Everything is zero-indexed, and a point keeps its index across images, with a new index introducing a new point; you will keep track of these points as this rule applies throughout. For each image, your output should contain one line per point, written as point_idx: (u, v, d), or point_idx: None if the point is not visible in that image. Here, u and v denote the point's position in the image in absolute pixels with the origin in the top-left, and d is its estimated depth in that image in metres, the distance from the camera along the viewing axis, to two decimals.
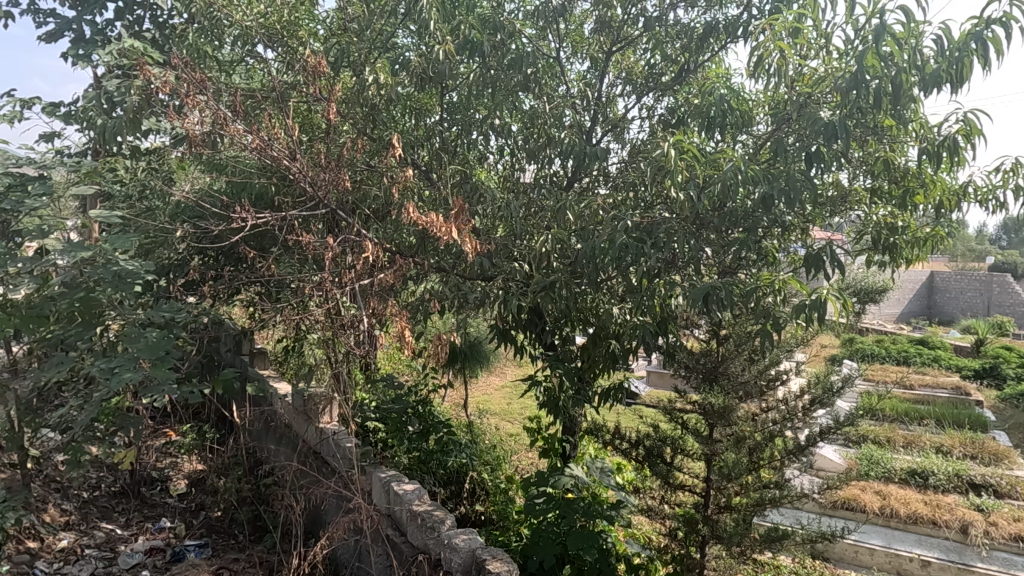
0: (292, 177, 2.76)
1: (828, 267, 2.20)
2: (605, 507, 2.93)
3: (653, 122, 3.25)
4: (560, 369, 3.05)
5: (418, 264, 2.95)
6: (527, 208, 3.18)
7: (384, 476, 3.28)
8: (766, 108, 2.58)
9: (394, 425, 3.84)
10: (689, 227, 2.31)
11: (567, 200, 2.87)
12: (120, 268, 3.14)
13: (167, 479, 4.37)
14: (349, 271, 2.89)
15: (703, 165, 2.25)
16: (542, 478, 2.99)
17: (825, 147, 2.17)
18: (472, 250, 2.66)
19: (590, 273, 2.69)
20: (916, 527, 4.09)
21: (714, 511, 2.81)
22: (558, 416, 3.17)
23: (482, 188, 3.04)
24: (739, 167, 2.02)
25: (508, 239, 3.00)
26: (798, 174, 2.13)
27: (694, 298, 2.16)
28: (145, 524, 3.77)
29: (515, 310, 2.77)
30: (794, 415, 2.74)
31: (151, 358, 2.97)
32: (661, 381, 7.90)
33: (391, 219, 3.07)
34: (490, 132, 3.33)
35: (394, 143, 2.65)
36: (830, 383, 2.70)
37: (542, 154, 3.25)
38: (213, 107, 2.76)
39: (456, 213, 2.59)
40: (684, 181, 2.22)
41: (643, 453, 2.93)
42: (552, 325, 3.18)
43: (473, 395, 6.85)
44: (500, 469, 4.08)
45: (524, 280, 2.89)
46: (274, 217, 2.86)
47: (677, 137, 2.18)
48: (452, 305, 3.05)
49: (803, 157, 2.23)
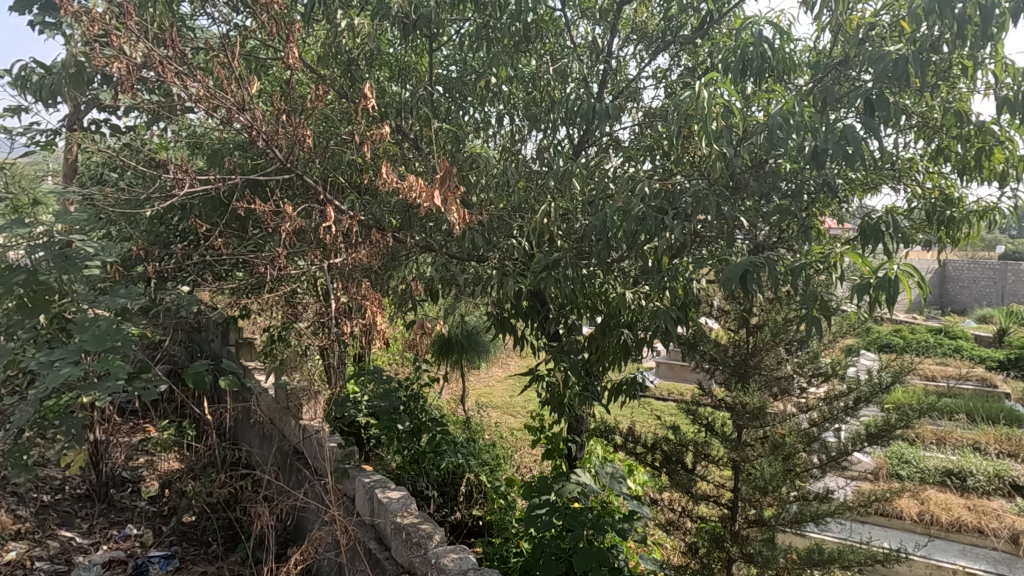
0: (253, 140, 2.38)
1: (888, 241, 1.82)
2: (615, 518, 2.57)
3: (671, 83, 2.85)
4: (566, 363, 2.64)
5: (403, 242, 2.58)
6: (529, 179, 2.80)
7: (369, 482, 2.93)
8: (810, 58, 2.18)
9: (384, 421, 3.49)
10: (721, 191, 1.90)
11: (574, 168, 2.49)
12: (67, 248, 2.77)
13: (139, 480, 4.05)
14: (323, 250, 2.52)
15: (741, 113, 1.85)
16: (545, 486, 2.64)
17: (891, 91, 1.77)
18: (461, 222, 2.22)
19: (600, 251, 2.30)
20: (959, 535, 3.77)
21: (743, 526, 2.45)
22: (563, 415, 2.81)
23: (477, 156, 2.65)
24: (790, 110, 1.63)
25: (506, 213, 2.62)
26: (860, 121, 1.73)
27: (728, 278, 1.70)
28: (109, 532, 3.44)
29: (513, 295, 2.40)
30: (837, 417, 2.36)
31: (98, 350, 2.60)
32: (672, 372, 7.61)
33: (373, 191, 2.71)
34: (487, 96, 2.94)
35: (367, 93, 2.28)
36: (881, 378, 2.31)
37: (545, 120, 2.87)
38: (160, 57, 2.36)
39: (442, 177, 2.14)
40: (716, 133, 1.82)
41: (661, 458, 2.57)
42: (556, 313, 2.76)
43: (474, 387, 6.52)
44: (500, 471, 3.72)
45: (525, 260, 2.51)
46: (233, 183, 2.46)
47: (711, 75, 1.76)
48: (441, 289, 2.68)
49: (862, 105, 1.82)
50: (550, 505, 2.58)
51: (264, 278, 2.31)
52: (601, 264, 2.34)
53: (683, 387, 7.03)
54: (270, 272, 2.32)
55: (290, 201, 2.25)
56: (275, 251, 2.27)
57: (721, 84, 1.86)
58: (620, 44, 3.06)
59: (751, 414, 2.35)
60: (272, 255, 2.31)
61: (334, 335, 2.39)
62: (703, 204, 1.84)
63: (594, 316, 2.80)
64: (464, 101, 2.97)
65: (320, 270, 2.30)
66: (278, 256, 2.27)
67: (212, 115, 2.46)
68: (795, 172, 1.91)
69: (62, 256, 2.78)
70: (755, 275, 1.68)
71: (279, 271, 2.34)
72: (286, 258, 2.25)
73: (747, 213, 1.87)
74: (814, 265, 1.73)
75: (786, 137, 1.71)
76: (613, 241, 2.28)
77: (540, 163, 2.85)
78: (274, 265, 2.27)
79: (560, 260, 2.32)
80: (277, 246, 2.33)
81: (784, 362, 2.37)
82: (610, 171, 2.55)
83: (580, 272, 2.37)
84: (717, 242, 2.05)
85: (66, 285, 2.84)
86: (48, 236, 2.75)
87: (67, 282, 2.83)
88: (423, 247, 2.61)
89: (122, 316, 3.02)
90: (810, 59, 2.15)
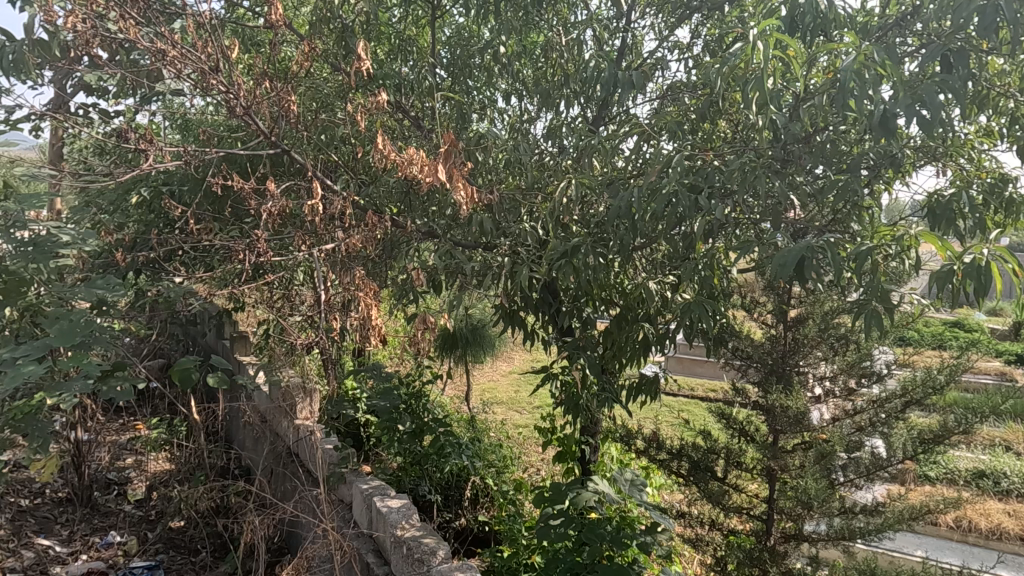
0: (233, 111, 2.13)
1: (962, 223, 1.58)
2: (635, 530, 2.36)
3: (696, 54, 2.60)
4: (582, 360, 2.39)
5: (402, 226, 2.34)
6: (540, 159, 2.56)
7: (367, 489, 2.72)
8: (861, 15, 1.93)
9: (383, 421, 3.25)
10: (769, 165, 1.63)
11: (592, 144, 2.26)
12: (35, 232, 2.53)
13: (126, 482, 3.84)
14: (314, 236, 2.28)
15: (796, 68, 1.55)
16: (559, 494, 2.41)
17: (979, 42, 1.47)
18: (467, 202, 1.97)
19: (623, 235, 2.06)
20: (999, 543, 3.70)
21: (778, 541, 2.23)
22: (577, 417, 2.57)
23: (483, 133, 2.41)
24: (865, 61, 1.32)
25: (515, 195, 2.38)
26: (942, 80, 1.43)
27: (779, 266, 1.46)
28: (91, 539, 3.23)
29: (523, 286, 2.17)
30: (888, 422, 2.14)
31: (67, 346, 2.36)
32: (683, 367, 7.42)
33: (368, 171, 2.47)
34: (494, 70, 2.69)
35: (360, 54, 2.01)
36: (934, 379, 2.08)
37: (558, 96, 2.63)
38: (129, 16, 2.10)
39: (446, 151, 1.90)
40: (767, 92, 1.53)
41: (687, 465, 2.35)
42: (570, 306, 2.51)
43: (478, 383, 6.32)
44: (507, 473, 3.51)
45: (537, 247, 2.27)
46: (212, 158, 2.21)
47: (766, 20, 1.45)
48: (443, 279, 2.45)
49: (941, 62, 1.52)
50: (565, 516, 2.35)
51: (245, 266, 2.06)
52: (624, 250, 2.10)
53: (695, 382, 6.84)
54: (252, 258, 2.08)
55: (272, 177, 1.99)
56: (255, 234, 2.02)
57: (775, 33, 1.54)
58: (639, 15, 2.81)
59: (791, 418, 2.13)
60: (252, 239, 2.06)
61: (321, 332, 2.13)
62: (749, 176, 1.59)
63: (611, 308, 2.57)
64: (469, 75, 2.73)
65: (308, 257, 2.05)
66: (258, 240, 2.01)
67: (190, 84, 2.20)
68: (853, 141, 1.65)
69: (28, 242, 2.54)
70: (814, 262, 1.43)
71: (262, 255, 2.09)
72: (266, 243, 1.99)
73: (801, 188, 1.61)
74: (881, 249, 1.49)
75: (854, 95, 1.43)
76: (638, 224, 2.03)
77: (553, 141, 2.62)
78: (255, 251, 2.01)
79: (579, 245, 2.07)
80: (259, 228, 2.07)
81: (828, 360, 2.14)
82: (630, 147, 2.31)
83: (600, 257, 2.13)
84: (758, 223, 1.81)
85: (36, 275, 2.60)
86: (15, 222, 2.51)
87: (35, 271, 2.59)
88: (424, 231, 2.36)
89: (98, 308, 2.78)
90: (859, 16, 1.91)
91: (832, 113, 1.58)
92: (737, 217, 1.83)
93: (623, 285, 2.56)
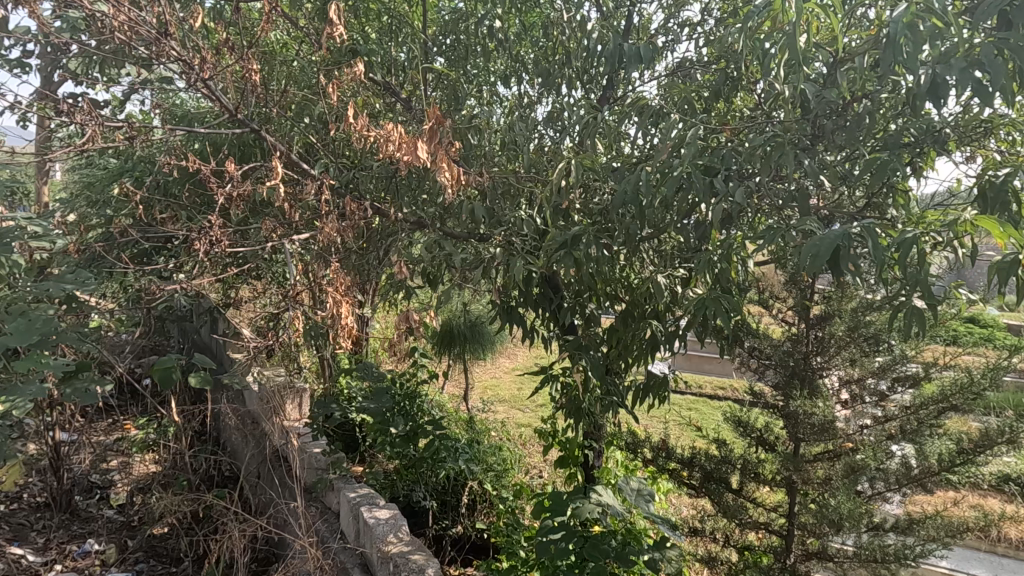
0: (199, 89, 1.93)
1: (1020, 207, 1.37)
2: (641, 544, 2.17)
3: (710, 26, 2.37)
4: (585, 362, 2.19)
5: (389, 215, 2.15)
6: (539, 143, 2.35)
7: (355, 498, 2.55)
8: None
9: (374, 424, 3.05)
10: (796, 141, 1.43)
11: (594, 124, 2.05)
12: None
13: (109, 485, 3.68)
14: (291, 225, 2.09)
15: (828, 25, 1.33)
16: (560, 506, 2.21)
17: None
18: (454, 187, 1.78)
19: (629, 224, 1.86)
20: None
21: (799, 560, 2.04)
22: (579, 421, 2.37)
23: (476, 114, 2.21)
24: (918, 12, 1.10)
25: (511, 180, 2.17)
26: (1006, 36, 1.21)
27: (808, 257, 1.27)
28: (68, 547, 3.07)
29: (519, 280, 1.98)
30: (921, 430, 1.94)
31: (24, 346, 2.17)
32: (692, 364, 7.23)
33: (351, 156, 2.27)
34: (490, 48, 2.48)
35: (334, 20, 1.80)
36: (974, 384, 1.88)
37: (559, 74, 2.42)
38: None
39: (429, 129, 1.70)
40: (796, 54, 1.31)
41: (699, 475, 2.17)
42: (572, 302, 2.31)
43: (479, 380, 6.15)
44: (507, 478, 3.32)
45: (534, 237, 2.07)
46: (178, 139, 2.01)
47: None
48: (432, 273, 2.25)
49: (1000, 19, 1.30)
50: (566, 529, 2.15)
51: (203, 256, 1.96)
52: (630, 241, 1.90)
53: (704, 380, 6.63)
54: (212, 248, 1.97)
55: (234, 159, 1.81)
56: (210, 223, 1.92)
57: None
58: None
59: (815, 426, 1.95)
60: (210, 227, 1.96)
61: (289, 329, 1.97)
62: (774, 153, 1.38)
63: (617, 304, 2.37)
64: (463, 53, 2.52)
65: (272, 248, 1.92)
66: (212, 229, 1.91)
67: (152, 60, 2.00)
68: (892, 113, 1.44)
69: None
70: (850, 251, 1.23)
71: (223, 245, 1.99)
72: (218, 233, 1.89)
73: (832, 166, 1.40)
74: (928, 237, 1.30)
75: (900, 55, 1.21)
76: (645, 211, 1.83)
77: (554, 125, 2.41)
78: (208, 241, 1.92)
79: (580, 234, 1.88)
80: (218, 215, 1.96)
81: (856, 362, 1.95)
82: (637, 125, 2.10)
83: (604, 248, 1.93)
84: (782, 209, 1.60)
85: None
86: None
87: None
88: (412, 221, 2.17)
89: (67, 304, 2.59)
90: None
91: (872, 79, 1.36)
92: (757, 202, 1.62)
93: (630, 280, 2.36)
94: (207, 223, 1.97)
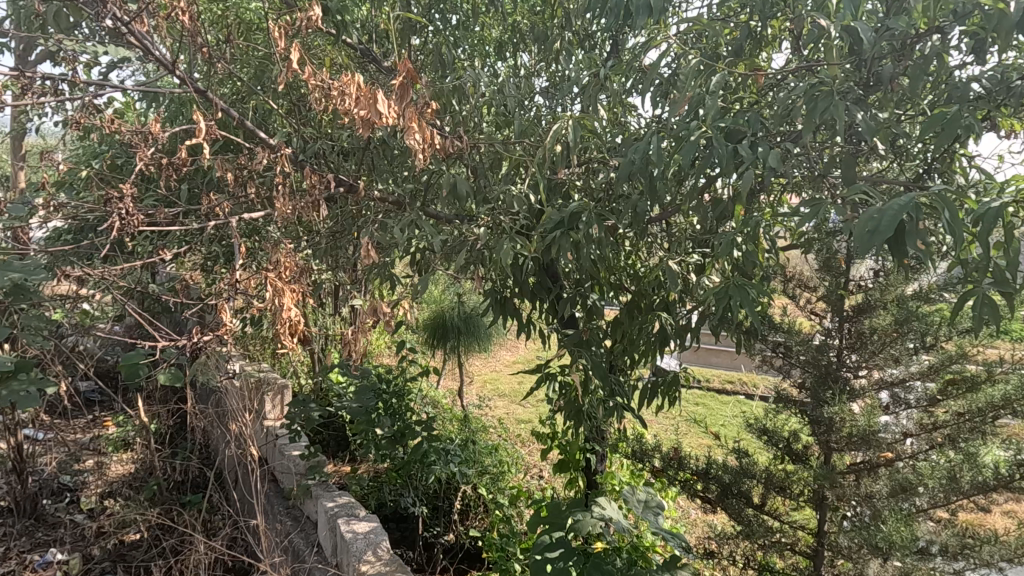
0: (136, 42, 1.64)
1: None
2: (649, 563, 1.92)
3: None
4: (586, 359, 1.92)
5: (363, 193, 1.88)
6: (533, 113, 2.08)
7: (332, 508, 2.32)
8: None
9: (358, 426, 2.80)
10: (843, 89, 1.16)
11: (597, 87, 1.77)
12: None
13: (79, 487, 3.42)
14: (249, 202, 1.83)
15: None
16: (558, 519, 1.96)
17: None
18: (427, 158, 1.52)
19: (638, 199, 1.60)
20: None
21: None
22: (580, 425, 2.11)
23: (461, 79, 1.93)
24: None
25: (501, 151, 1.90)
26: None
27: (859, 234, 1.00)
28: (27, 557, 2.82)
29: (511, 265, 1.71)
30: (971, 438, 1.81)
31: None
32: (699, 357, 7.00)
33: (320, 127, 2.00)
34: (480, 8, 2.19)
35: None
36: None
37: (556, 35, 2.14)
38: None
39: (399, 89, 1.45)
40: None
41: (716, 489, 2.05)
42: (571, 291, 2.05)
43: (478, 374, 5.92)
44: (503, 481, 3.08)
45: (527, 218, 1.82)
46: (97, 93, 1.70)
47: None
48: (412, 259, 1.99)
49: None
50: (565, 546, 1.90)
51: (114, 234, 1.58)
52: (637, 220, 1.65)
53: (712, 374, 6.40)
54: (125, 224, 1.59)
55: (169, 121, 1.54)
56: (120, 190, 1.55)
57: None
58: None
59: (855, 435, 1.84)
60: (121, 198, 1.58)
61: (222, 325, 1.61)
62: (818, 104, 1.11)
63: (622, 295, 2.12)
64: (449, 15, 2.24)
65: (216, 223, 1.55)
66: (124, 197, 1.54)
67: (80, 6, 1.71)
68: (959, 59, 1.18)
69: None
70: (919, 225, 0.97)
71: (139, 219, 1.61)
72: (130, 198, 1.54)
73: (887, 123, 1.14)
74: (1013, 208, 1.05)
75: None
76: (657, 184, 1.56)
77: (551, 92, 2.14)
78: (120, 212, 1.53)
79: (580, 212, 1.62)
80: (131, 182, 1.57)
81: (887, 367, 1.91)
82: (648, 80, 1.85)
83: (607, 229, 1.67)
84: (819, 183, 1.36)
85: None
86: None
87: None
88: (391, 200, 1.92)
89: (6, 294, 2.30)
90: None
91: (941, 11, 1.10)
92: (788, 171, 1.37)
93: (636, 268, 2.14)
94: (118, 193, 1.59)
